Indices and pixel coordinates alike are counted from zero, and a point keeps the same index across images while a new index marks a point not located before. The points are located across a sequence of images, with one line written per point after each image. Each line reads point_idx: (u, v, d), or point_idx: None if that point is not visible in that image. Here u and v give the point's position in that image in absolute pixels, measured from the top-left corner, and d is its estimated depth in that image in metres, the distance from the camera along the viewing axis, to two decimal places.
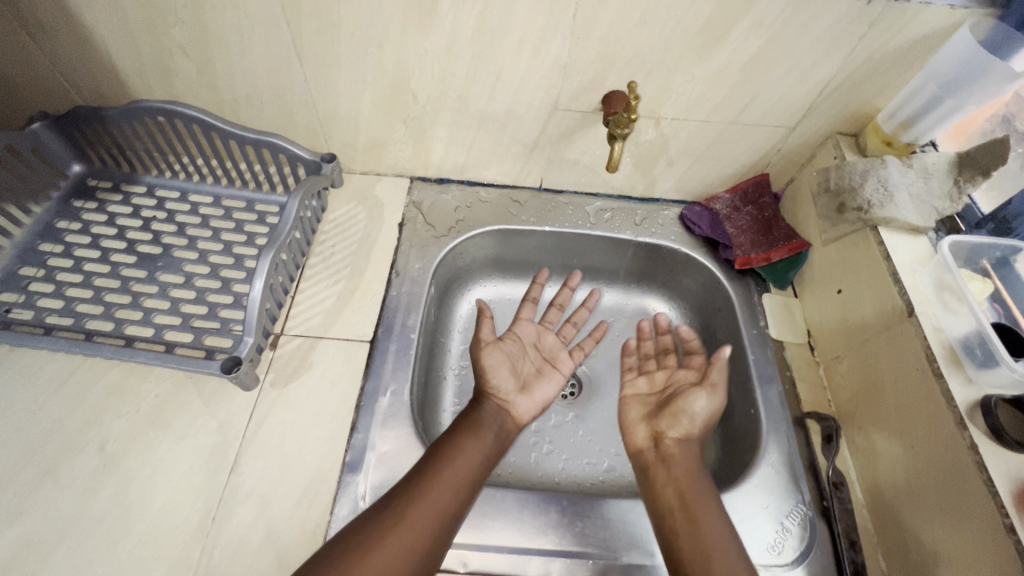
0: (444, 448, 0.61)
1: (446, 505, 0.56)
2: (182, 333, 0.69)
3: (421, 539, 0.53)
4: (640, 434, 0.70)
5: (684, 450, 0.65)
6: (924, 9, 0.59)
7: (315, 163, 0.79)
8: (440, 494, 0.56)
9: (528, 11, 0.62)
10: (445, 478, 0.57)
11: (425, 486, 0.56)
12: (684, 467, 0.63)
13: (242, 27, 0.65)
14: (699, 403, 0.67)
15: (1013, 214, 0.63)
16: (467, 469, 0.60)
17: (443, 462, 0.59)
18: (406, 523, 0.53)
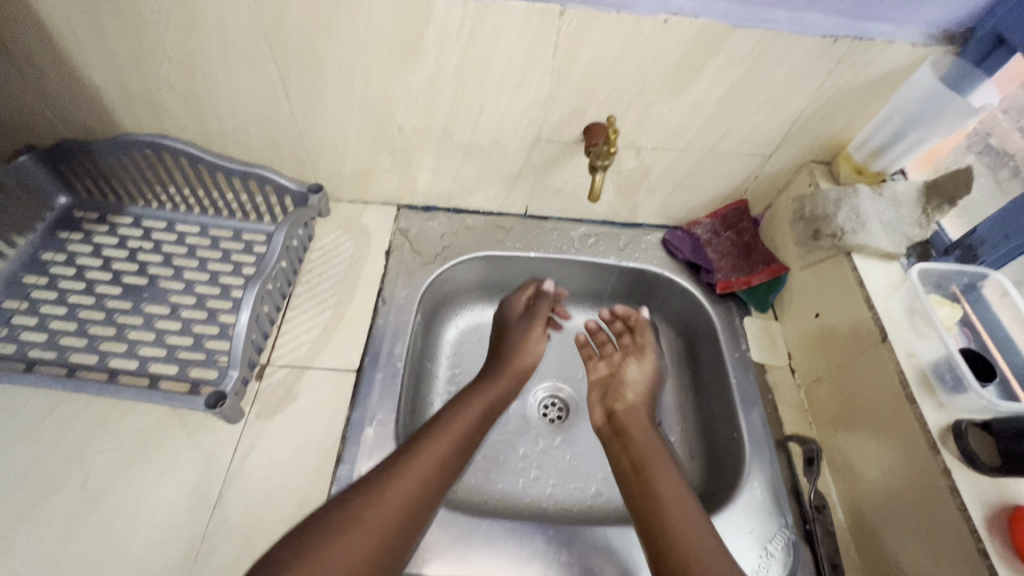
0: (413, 447, 0.63)
1: (410, 499, 0.58)
2: (167, 365, 0.68)
3: (378, 543, 0.55)
4: (596, 413, 0.80)
5: (633, 421, 0.74)
6: (887, 46, 0.62)
7: (301, 194, 0.80)
8: (399, 493, 0.58)
9: (509, 49, 0.64)
10: (407, 478, 0.59)
11: (384, 486, 0.58)
12: (646, 441, 0.71)
13: (230, 64, 0.67)
14: (631, 372, 0.80)
15: (978, 242, 0.66)
16: (433, 466, 0.62)
17: (406, 466, 0.60)
18: (363, 522, 0.55)
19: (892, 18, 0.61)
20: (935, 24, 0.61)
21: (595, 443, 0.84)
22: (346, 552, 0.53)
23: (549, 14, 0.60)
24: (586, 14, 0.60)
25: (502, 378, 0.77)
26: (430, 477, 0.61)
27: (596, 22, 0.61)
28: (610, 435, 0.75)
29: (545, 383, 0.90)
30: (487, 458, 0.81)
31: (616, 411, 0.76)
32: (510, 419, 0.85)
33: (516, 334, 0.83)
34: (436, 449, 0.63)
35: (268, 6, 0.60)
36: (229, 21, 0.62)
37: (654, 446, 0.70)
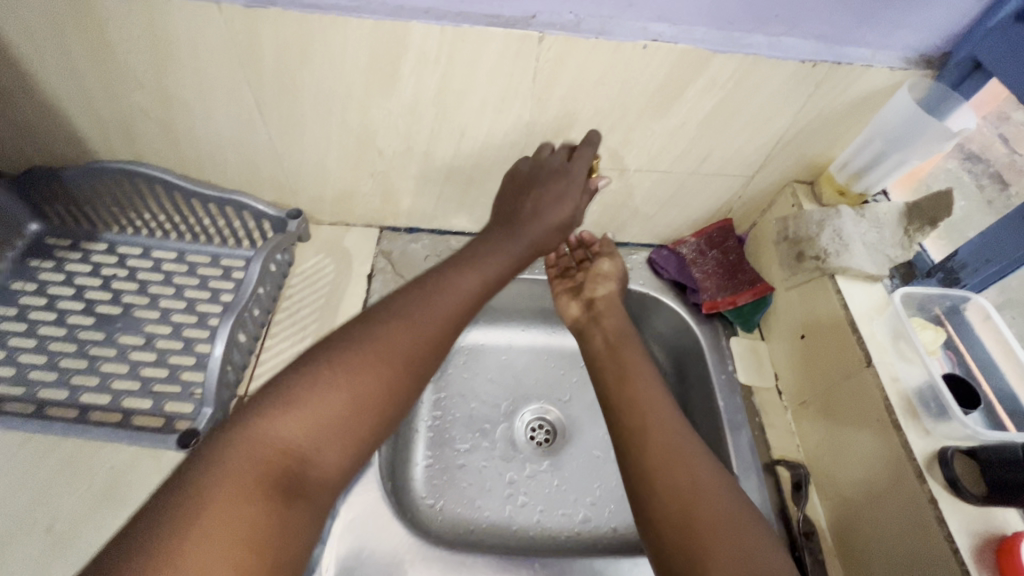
0: (386, 315, 0.56)
1: (390, 379, 0.52)
2: (140, 400, 0.66)
3: (350, 413, 0.49)
4: (574, 307, 0.78)
5: (609, 311, 0.74)
6: (867, 70, 0.62)
7: (280, 220, 0.79)
8: (370, 363, 0.51)
9: (488, 74, 0.63)
10: (381, 349, 0.52)
11: (352, 354, 0.51)
12: (635, 368, 0.63)
13: (204, 89, 0.65)
14: (605, 266, 0.79)
15: (959, 266, 0.65)
16: (414, 341, 0.54)
17: (381, 336, 0.53)
18: (330, 389, 0.49)
19: (868, 43, 0.62)
20: (911, 49, 0.63)
21: (583, 467, 0.83)
22: (315, 413, 0.48)
23: (528, 40, 0.59)
24: (566, 40, 0.59)
25: (505, 253, 0.66)
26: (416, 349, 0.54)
27: (576, 47, 0.60)
28: (587, 322, 0.75)
29: (532, 405, 0.88)
30: (473, 485, 0.80)
31: (595, 299, 0.75)
32: (496, 443, 0.84)
33: (540, 194, 0.69)
34: (425, 324, 0.56)
35: (242, 33, 0.59)
36: (202, 48, 0.61)
37: (645, 377, 0.61)
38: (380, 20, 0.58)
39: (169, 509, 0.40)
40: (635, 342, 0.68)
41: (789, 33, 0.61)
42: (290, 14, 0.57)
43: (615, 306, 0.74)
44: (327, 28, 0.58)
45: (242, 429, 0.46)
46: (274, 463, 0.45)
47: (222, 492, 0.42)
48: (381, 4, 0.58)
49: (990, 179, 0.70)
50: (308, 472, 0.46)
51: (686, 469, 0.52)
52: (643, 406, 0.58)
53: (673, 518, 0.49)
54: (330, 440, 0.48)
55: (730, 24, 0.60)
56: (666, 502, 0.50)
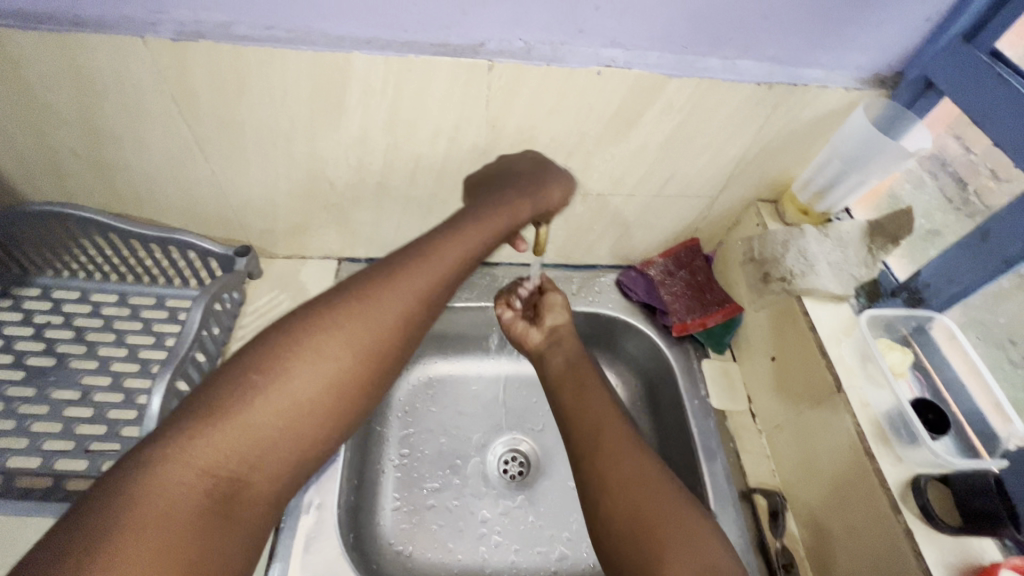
0: (332, 313, 0.50)
1: (324, 390, 0.48)
2: (73, 461, 0.61)
3: (284, 426, 0.46)
4: (536, 335, 0.73)
5: (569, 343, 0.71)
6: (823, 89, 0.62)
7: (228, 257, 0.75)
8: (310, 369, 0.48)
9: (438, 104, 0.61)
10: (323, 355, 0.49)
11: (295, 363, 0.48)
12: (592, 389, 0.64)
13: (136, 126, 0.61)
14: (555, 297, 0.75)
15: (923, 285, 0.66)
16: (360, 339, 0.50)
17: (337, 336, 0.50)
18: (264, 402, 0.46)
19: (822, 64, 0.61)
20: (866, 69, 0.62)
21: (559, 500, 0.80)
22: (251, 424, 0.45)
23: (477, 68, 0.57)
24: (516, 68, 0.57)
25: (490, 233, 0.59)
26: (363, 350, 0.50)
27: (527, 75, 0.58)
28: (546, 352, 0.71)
29: (505, 436, 0.85)
30: (444, 527, 0.76)
31: (558, 330, 0.72)
32: (467, 480, 0.80)
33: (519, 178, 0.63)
34: (372, 321, 0.51)
35: (172, 67, 0.55)
36: (128, 84, 0.57)
37: (601, 398, 0.62)
38: (319, 52, 0.55)
39: (81, 542, 0.37)
40: (586, 358, 0.69)
41: (744, 55, 0.60)
42: (223, 48, 0.54)
43: (576, 340, 0.72)
44: (263, 60, 0.55)
45: (158, 450, 0.42)
46: (198, 489, 0.42)
47: (139, 520, 0.39)
48: (320, 35, 0.55)
49: (952, 184, 0.67)
50: (235, 480, 0.44)
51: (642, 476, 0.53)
52: (604, 425, 0.59)
53: (632, 524, 0.50)
54: (259, 455, 0.45)
55: (683, 48, 0.59)
56: (622, 509, 0.51)
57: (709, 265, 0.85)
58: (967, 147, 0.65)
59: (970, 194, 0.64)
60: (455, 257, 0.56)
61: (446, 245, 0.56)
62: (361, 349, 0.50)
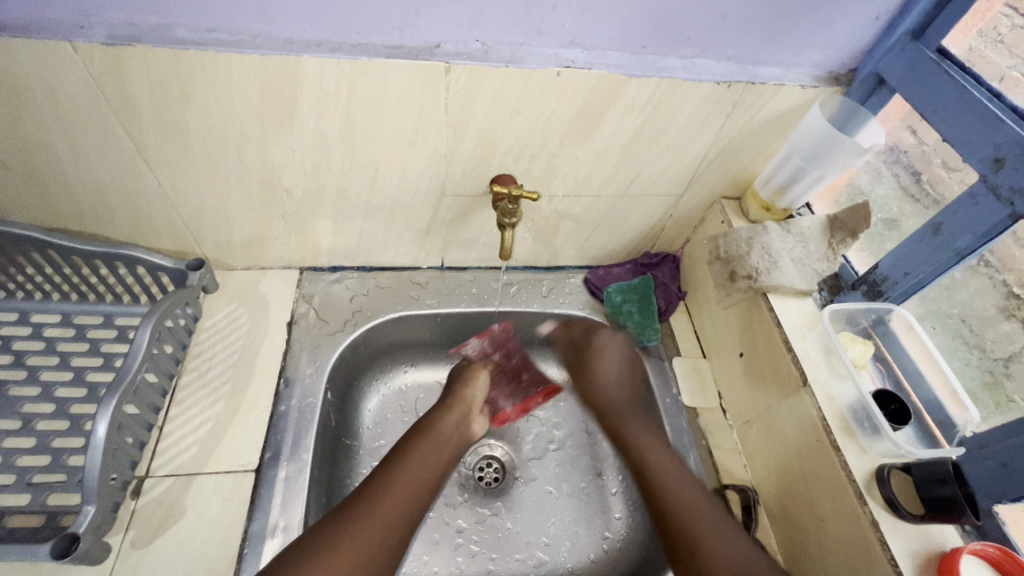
0: (369, 495, 0.60)
1: (411, 495, 0.62)
2: (14, 496, 0.57)
3: (387, 528, 0.58)
4: (485, 425, 0.77)
5: (616, 395, 0.74)
6: (780, 88, 0.63)
7: (179, 271, 0.71)
8: (387, 514, 0.59)
9: (395, 107, 0.59)
10: (403, 483, 0.62)
11: (379, 499, 0.60)
12: (666, 483, 0.63)
13: (71, 136, 0.57)
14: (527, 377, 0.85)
15: (882, 278, 0.66)
16: (417, 485, 0.63)
17: (372, 506, 0.59)
18: (369, 520, 0.57)
19: (779, 62, 0.62)
20: (821, 67, 0.63)
21: (537, 504, 0.79)
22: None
23: (433, 71, 0.56)
24: (473, 70, 0.56)
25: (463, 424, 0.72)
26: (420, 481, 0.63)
27: (486, 77, 0.57)
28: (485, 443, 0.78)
29: (477, 443, 0.84)
30: (419, 539, 0.74)
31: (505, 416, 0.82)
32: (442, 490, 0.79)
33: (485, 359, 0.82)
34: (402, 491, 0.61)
35: (106, 74, 0.52)
36: (60, 92, 0.53)
37: (687, 491, 0.62)
38: (266, 56, 0.52)
39: None
40: (654, 439, 0.69)
41: (703, 55, 0.60)
42: (161, 52, 0.51)
43: (625, 395, 0.74)
44: (205, 65, 0.52)
45: None
46: None
47: None
48: (266, 39, 0.53)
49: (908, 177, 0.69)
50: None
51: (730, 547, 0.56)
52: (697, 525, 0.59)
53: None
54: None
55: (642, 48, 0.58)
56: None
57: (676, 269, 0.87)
58: (921, 138, 0.66)
59: (925, 185, 0.66)
60: (455, 438, 0.71)
61: (458, 398, 0.74)
62: (408, 499, 0.61)
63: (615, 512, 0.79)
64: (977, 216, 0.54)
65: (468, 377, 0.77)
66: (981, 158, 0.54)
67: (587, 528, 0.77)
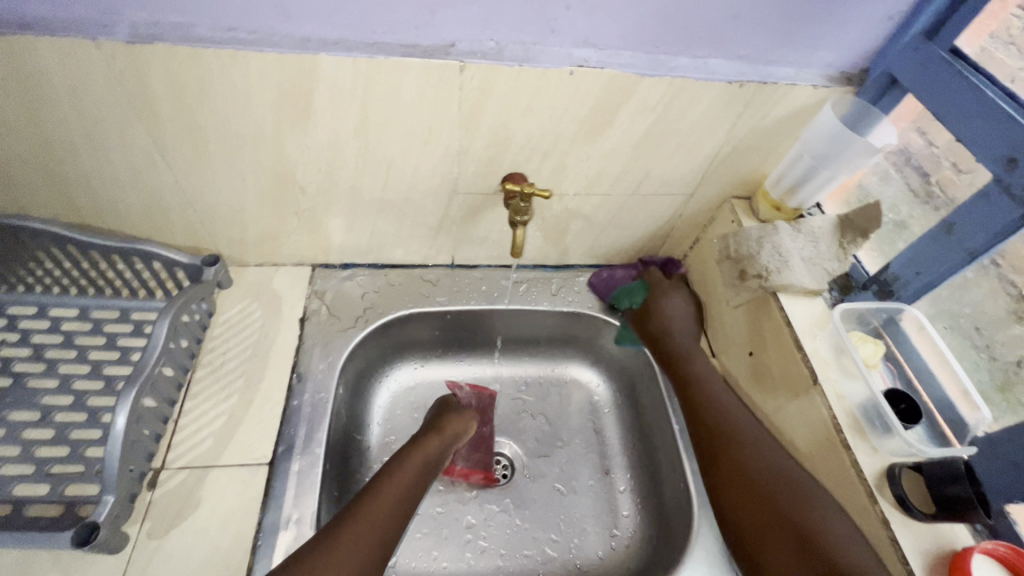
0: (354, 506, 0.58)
1: (398, 503, 0.61)
2: (34, 486, 0.58)
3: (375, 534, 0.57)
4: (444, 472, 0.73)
5: (676, 335, 0.79)
6: (792, 88, 0.63)
7: (195, 267, 0.72)
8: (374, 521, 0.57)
9: (410, 105, 0.60)
10: (388, 493, 0.61)
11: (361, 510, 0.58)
12: (706, 391, 0.71)
13: (92, 133, 0.58)
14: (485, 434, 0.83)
15: (893, 277, 0.67)
16: (399, 501, 0.61)
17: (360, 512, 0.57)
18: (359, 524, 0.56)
19: (791, 62, 0.62)
20: (833, 67, 0.64)
21: (545, 501, 0.80)
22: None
23: (448, 69, 0.56)
24: (487, 68, 0.57)
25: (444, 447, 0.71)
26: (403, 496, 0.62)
27: (500, 75, 0.58)
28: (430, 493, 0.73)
29: None
30: (428, 535, 0.75)
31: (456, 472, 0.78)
32: (451, 486, 0.79)
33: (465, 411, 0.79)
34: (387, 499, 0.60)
35: (128, 71, 0.53)
36: (82, 90, 0.54)
37: (726, 401, 0.69)
38: (283, 54, 0.53)
39: None
40: (703, 357, 0.76)
41: (715, 54, 0.60)
42: (182, 50, 0.52)
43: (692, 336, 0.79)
44: (224, 63, 0.53)
45: None
46: None
47: None
48: (284, 37, 0.53)
49: (918, 179, 0.69)
50: None
51: (780, 469, 0.59)
52: (740, 428, 0.65)
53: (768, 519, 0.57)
54: None
55: (655, 47, 0.59)
56: (774, 520, 0.57)
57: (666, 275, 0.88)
58: (930, 140, 0.66)
59: (934, 186, 0.66)
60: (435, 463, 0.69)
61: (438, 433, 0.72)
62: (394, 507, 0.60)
63: (623, 510, 0.79)
64: (989, 216, 0.54)
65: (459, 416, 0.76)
66: (994, 158, 0.54)
67: (595, 526, 0.78)
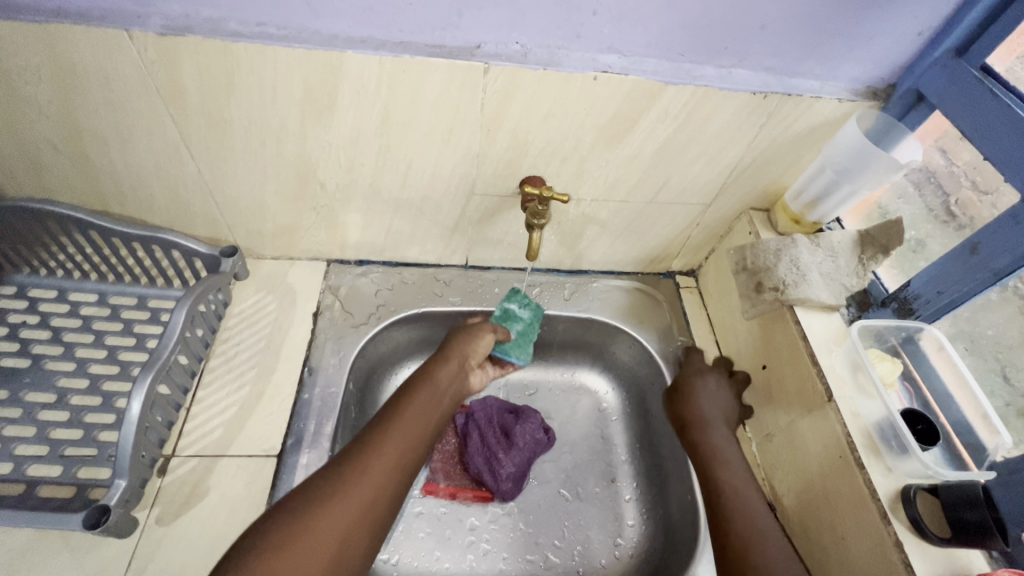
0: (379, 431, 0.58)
1: (422, 428, 0.61)
2: (47, 467, 0.59)
3: (400, 454, 0.57)
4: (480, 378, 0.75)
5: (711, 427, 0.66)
6: (816, 101, 0.62)
7: (213, 258, 0.73)
8: (398, 444, 0.58)
9: (433, 105, 0.60)
10: (410, 422, 0.61)
11: (388, 434, 0.58)
12: (746, 528, 0.55)
13: (118, 121, 0.59)
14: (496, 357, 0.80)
15: (913, 296, 0.65)
16: (420, 428, 0.61)
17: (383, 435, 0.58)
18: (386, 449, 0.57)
19: (816, 75, 0.62)
20: (859, 81, 0.63)
21: (549, 505, 0.79)
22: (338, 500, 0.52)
23: (472, 71, 0.57)
24: (511, 71, 0.57)
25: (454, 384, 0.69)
26: (397, 467, 0.57)
27: (523, 78, 0.58)
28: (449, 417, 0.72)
29: None
30: (431, 534, 0.75)
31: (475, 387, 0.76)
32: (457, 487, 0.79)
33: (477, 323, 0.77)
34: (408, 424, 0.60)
35: (158, 62, 0.54)
36: (113, 79, 0.55)
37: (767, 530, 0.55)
38: (311, 50, 0.54)
39: None
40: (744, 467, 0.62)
41: (740, 64, 0.60)
42: (212, 43, 0.52)
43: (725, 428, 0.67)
44: (253, 57, 0.54)
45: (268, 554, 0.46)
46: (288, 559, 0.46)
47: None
48: (313, 34, 0.54)
49: (936, 199, 0.69)
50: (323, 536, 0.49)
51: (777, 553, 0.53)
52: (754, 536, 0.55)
53: None
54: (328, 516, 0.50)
55: (680, 55, 0.59)
56: None
57: (488, 417, 0.81)
58: (948, 158, 0.67)
59: (953, 206, 0.67)
60: (452, 391, 0.68)
61: (454, 352, 0.70)
62: (419, 434, 0.60)
63: (628, 519, 0.79)
64: (1015, 238, 0.53)
65: (477, 331, 0.73)
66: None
67: (599, 533, 0.77)
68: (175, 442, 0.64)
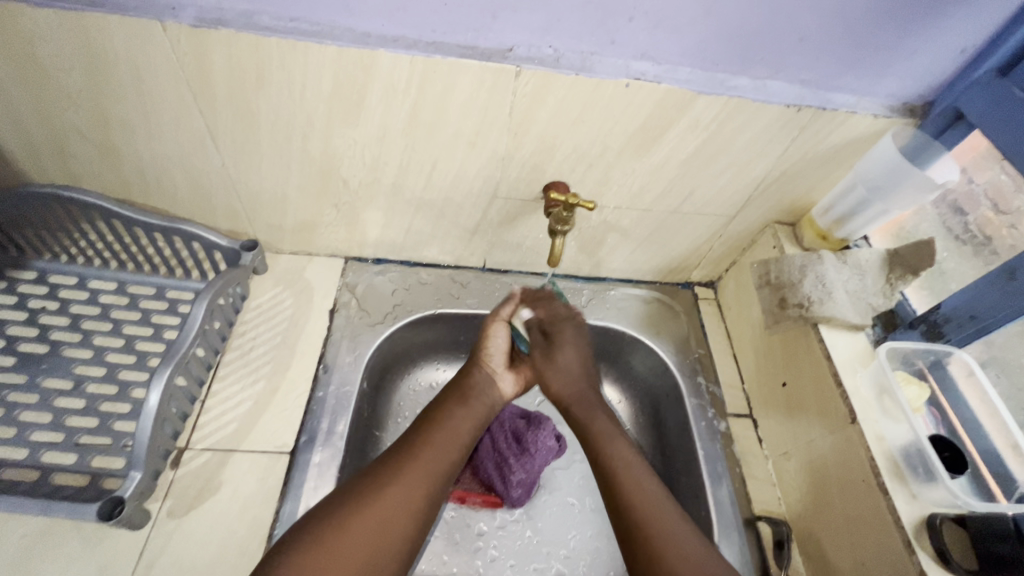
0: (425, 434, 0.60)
1: (463, 433, 0.62)
2: (62, 454, 0.59)
3: (442, 458, 0.58)
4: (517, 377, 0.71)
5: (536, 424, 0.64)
6: (852, 115, 0.61)
7: (233, 251, 0.73)
8: (439, 448, 0.59)
9: (461, 107, 0.59)
10: (451, 427, 0.61)
11: (430, 437, 0.60)
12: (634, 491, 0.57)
13: (146, 111, 0.59)
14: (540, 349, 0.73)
15: (944, 318, 0.64)
16: (461, 433, 0.62)
17: (426, 437, 0.59)
18: (428, 450, 0.58)
19: (852, 90, 0.61)
20: (896, 98, 0.62)
21: (558, 514, 0.78)
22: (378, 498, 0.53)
23: (503, 74, 0.56)
24: (543, 75, 0.56)
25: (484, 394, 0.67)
26: (435, 474, 0.57)
27: (554, 83, 0.57)
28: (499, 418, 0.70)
29: None
30: (440, 538, 0.74)
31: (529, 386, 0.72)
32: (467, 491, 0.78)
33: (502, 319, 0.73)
34: (449, 429, 0.61)
35: (190, 54, 0.54)
36: (145, 69, 0.55)
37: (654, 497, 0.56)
38: (344, 48, 0.53)
39: None
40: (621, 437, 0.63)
41: (774, 77, 0.59)
42: (244, 36, 0.52)
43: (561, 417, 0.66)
44: (284, 52, 0.54)
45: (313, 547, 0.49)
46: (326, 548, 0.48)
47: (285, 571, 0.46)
48: (345, 31, 0.53)
49: (956, 219, 0.69)
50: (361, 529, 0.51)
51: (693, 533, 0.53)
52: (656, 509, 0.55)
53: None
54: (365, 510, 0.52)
55: (714, 65, 0.57)
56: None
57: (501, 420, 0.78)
58: (969, 176, 0.66)
59: (972, 227, 0.67)
60: (484, 398, 0.67)
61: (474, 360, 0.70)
62: (459, 440, 0.61)
63: None
64: None
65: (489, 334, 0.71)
66: None
67: (608, 546, 0.76)
68: (189, 434, 0.64)
